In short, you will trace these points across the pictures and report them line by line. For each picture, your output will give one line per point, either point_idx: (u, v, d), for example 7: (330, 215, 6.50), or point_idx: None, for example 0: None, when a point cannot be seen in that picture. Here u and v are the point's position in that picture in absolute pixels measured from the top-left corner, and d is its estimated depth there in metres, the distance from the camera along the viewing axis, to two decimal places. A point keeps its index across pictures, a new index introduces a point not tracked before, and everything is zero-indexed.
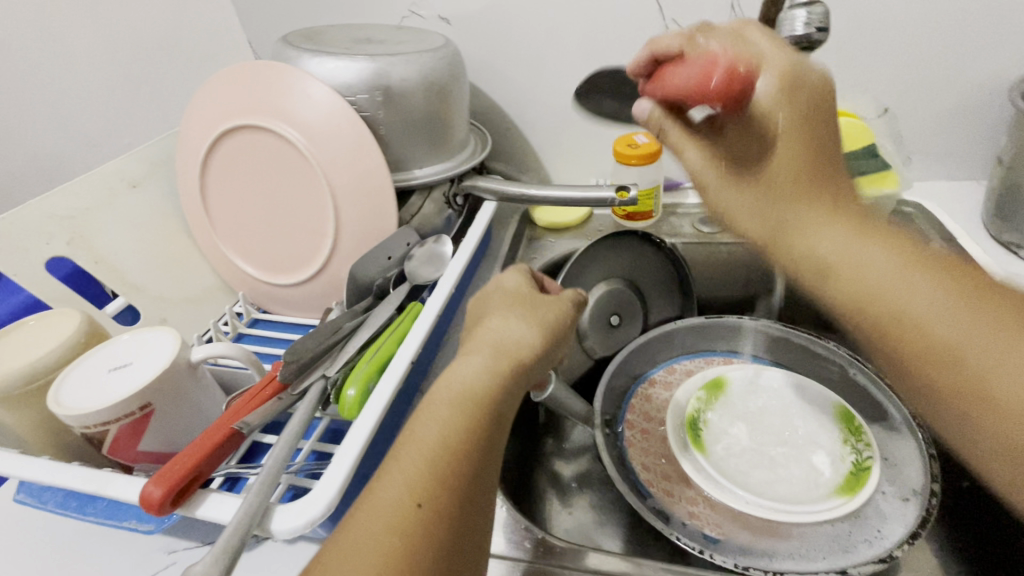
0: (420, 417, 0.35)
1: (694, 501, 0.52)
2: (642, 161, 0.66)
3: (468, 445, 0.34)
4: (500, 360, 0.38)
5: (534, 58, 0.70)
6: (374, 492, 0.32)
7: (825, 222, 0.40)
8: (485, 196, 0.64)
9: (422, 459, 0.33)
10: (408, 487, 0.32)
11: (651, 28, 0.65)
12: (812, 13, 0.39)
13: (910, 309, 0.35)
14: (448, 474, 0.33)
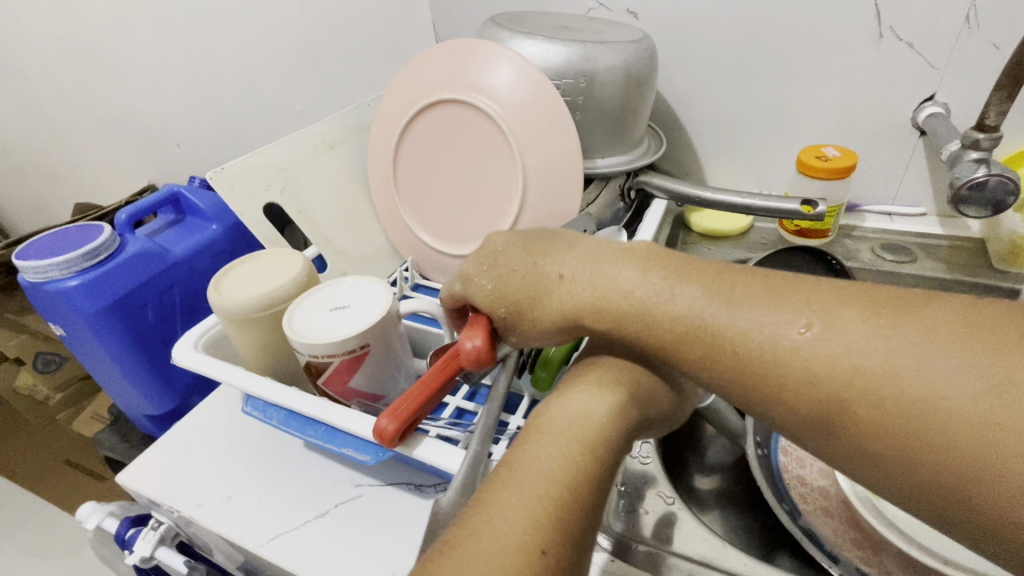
0: (528, 443, 0.31)
1: (861, 545, 0.46)
2: (831, 175, 0.61)
3: (581, 493, 0.29)
4: (622, 414, 0.33)
5: (720, 56, 0.68)
6: (485, 521, 0.28)
7: (618, 279, 0.34)
8: (657, 194, 0.64)
9: (545, 496, 0.28)
10: (530, 524, 0.27)
11: (860, 34, 0.61)
12: None
13: (769, 351, 0.29)
14: (565, 523, 0.28)
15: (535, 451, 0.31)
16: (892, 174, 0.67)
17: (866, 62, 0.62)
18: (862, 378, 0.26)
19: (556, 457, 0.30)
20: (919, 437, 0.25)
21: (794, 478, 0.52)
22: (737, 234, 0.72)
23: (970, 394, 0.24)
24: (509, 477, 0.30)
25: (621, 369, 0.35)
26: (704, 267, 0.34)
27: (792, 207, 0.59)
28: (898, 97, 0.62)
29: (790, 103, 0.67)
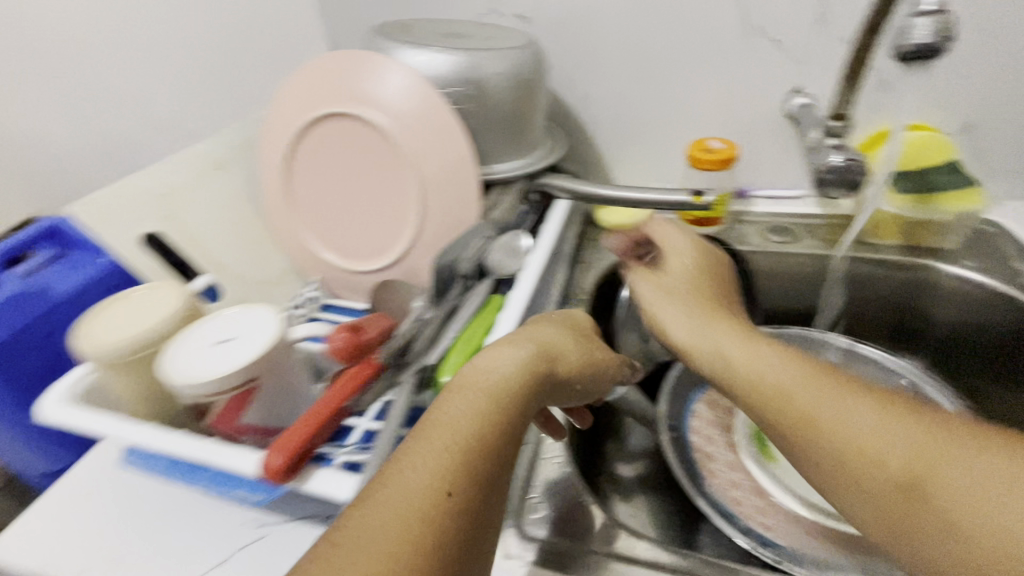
0: (451, 399, 0.34)
1: (762, 511, 0.50)
2: (715, 165, 0.65)
3: (489, 443, 0.32)
4: (533, 371, 0.37)
5: (609, 58, 0.70)
6: (398, 471, 0.30)
7: (742, 347, 0.40)
8: (559, 196, 0.65)
9: (456, 446, 0.31)
10: (437, 471, 0.29)
11: (731, 34, 0.65)
12: (938, 21, 0.38)
13: (814, 391, 0.34)
14: (476, 469, 0.30)
15: (451, 403, 0.33)
16: (772, 162, 0.72)
17: (739, 59, 0.66)
18: (880, 436, 0.31)
19: (470, 408, 0.33)
20: (943, 519, 0.28)
21: (702, 457, 0.56)
22: None
23: (974, 473, 0.28)
24: (429, 429, 0.32)
25: (541, 331, 0.40)
26: (806, 355, 0.38)
27: (681, 199, 0.64)
28: (770, 90, 0.67)
29: (677, 100, 0.71)
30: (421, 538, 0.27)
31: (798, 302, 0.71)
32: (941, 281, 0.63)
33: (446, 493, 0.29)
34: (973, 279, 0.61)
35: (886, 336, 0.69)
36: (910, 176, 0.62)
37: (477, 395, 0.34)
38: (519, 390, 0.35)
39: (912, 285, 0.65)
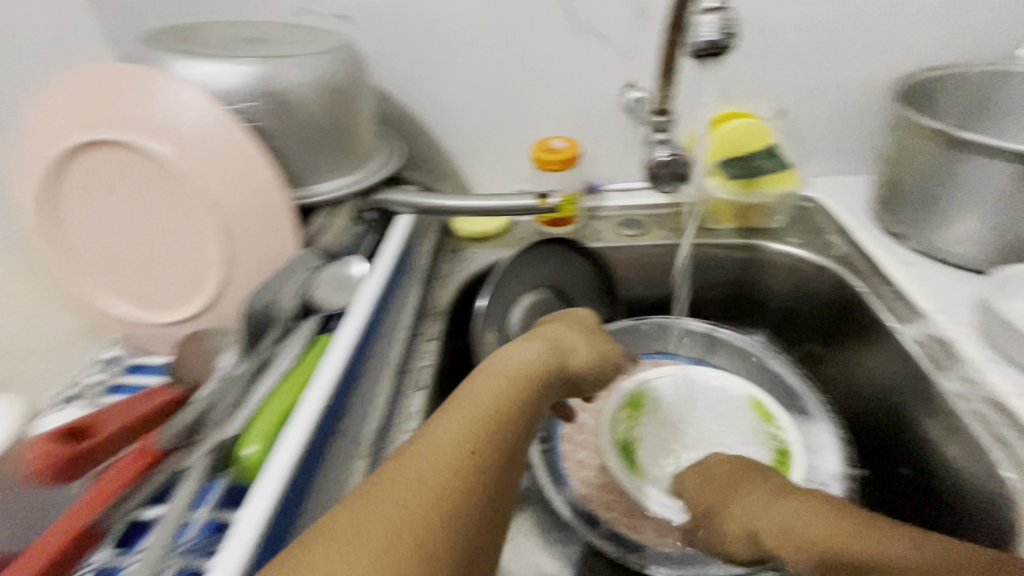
0: (477, 377, 0.36)
1: (630, 512, 0.50)
2: (558, 166, 0.64)
3: (509, 426, 0.33)
4: (548, 364, 0.39)
5: (443, 59, 0.66)
6: (430, 430, 0.31)
7: (784, 508, 0.39)
8: (402, 210, 0.61)
9: (479, 413, 0.33)
10: (462, 432, 0.31)
11: (560, 30, 0.64)
12: (722, 18, 0.39)
13: (808, 517, 0.38)
14: (498, 447, 0.32)
15: (479, 386, 0.35)
16: (618, 156, 0.73)
17: (572, 56, 0.66)
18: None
19: (495, 393, 0.35)
20: None
21: (573, 466, 0.55)
22: (499, 234, 0.72)
23: None
24: (462, 406, 0.33)
25: (555, 328, 0.43)
26: (826, 506, 0.39)
27: (528, 203, 0.62)
28: (605, 86, 0.67)
29: (519, 100, 0.69)
30: (444, 504, 0.28)
31: (655, 291, 0.73)
32: (772, 260, 0.67)
33: (469, 465, 0.30)
34: (798, 254, 0.65)
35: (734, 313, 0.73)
36: (738, 161, 0.65)
37: (501, 376, 0.36)
38: (534, 380, 0.38)
39: (750, 265, 0.69)
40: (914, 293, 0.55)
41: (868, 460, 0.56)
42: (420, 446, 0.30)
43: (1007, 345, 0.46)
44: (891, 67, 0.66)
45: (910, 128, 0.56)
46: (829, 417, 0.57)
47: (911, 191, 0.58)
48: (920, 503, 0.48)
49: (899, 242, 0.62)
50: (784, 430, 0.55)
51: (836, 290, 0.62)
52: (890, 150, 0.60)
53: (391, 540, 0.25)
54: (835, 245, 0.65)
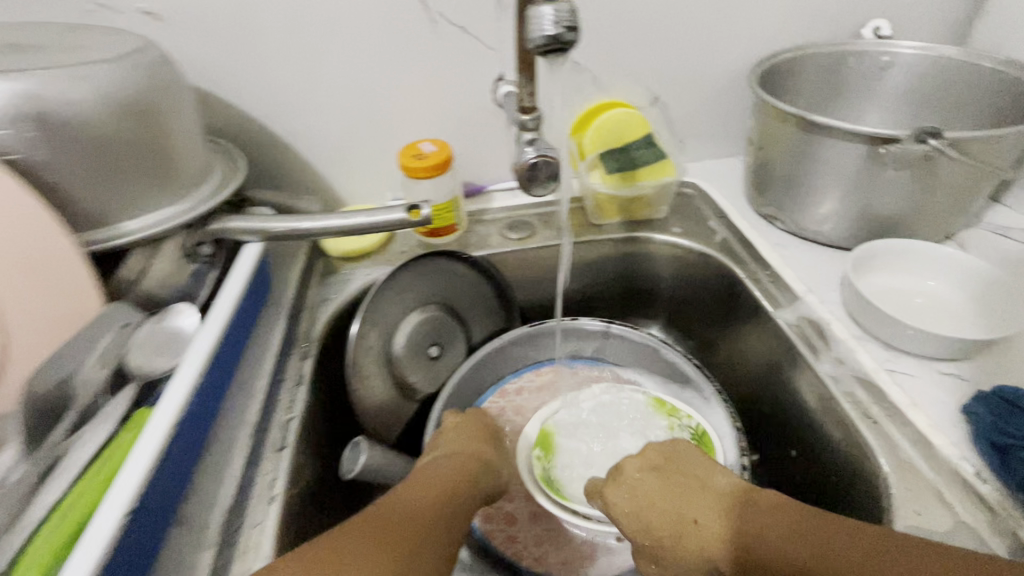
0: (425, 472, 0.47)
1: (539, 538, 0.50)
2: (430, 173, 0.58)
3: (446, 506, 0.43)
4: (476, 458, 0.49)
5: (285, 58, 0.58)
6: (391, 503, 0.42)
7: (725, 523, 0.39)
8: (249, 239, 0.53)
9: (431, 498, 0.43)
10: (418, 506, 0.42)
11: (413, 21, 0.58)
12: (560, 9, 0.35)
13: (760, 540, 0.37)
14: (439, 525, 0.41)
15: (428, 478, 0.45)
16: (498, 155, 0.69)
17: (432, 50, 0.60)
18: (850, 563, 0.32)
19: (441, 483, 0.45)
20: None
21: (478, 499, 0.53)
22: (377, 250, 0.65)
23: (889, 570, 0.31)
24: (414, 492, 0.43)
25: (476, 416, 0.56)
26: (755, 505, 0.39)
27: (398, 217, 0.56)
28: (473, 82, 0.63)
29: (381, 101, 0.63)
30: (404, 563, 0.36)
31: (550, 293, 0.70)
32: (659, 252, 0.67)
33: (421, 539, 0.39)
34: (681, 244, 0.65)
35: (629, 307, 0.73)
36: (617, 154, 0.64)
37: (441, 469, 0.47)
38: (465, 475, 0.47)
39: (638, 258, 0.68)
40: (787, 274, 0.56)
41: (759, 442, 0.57)
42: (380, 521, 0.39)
43: (870, 321, 0.48)
44: (753, 50, 0.67)
45: (770, 112, 0.56)
46: (722, 402, 0.56)
47: (777, 173, 0.59)
48: (808, 480, 0.49)
49: (772, 224, 0.64)
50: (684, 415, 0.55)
51: (718, 277, 0.62)
52: (755, 134, 0.60)
53: None
54: (715, 230, 0.65)
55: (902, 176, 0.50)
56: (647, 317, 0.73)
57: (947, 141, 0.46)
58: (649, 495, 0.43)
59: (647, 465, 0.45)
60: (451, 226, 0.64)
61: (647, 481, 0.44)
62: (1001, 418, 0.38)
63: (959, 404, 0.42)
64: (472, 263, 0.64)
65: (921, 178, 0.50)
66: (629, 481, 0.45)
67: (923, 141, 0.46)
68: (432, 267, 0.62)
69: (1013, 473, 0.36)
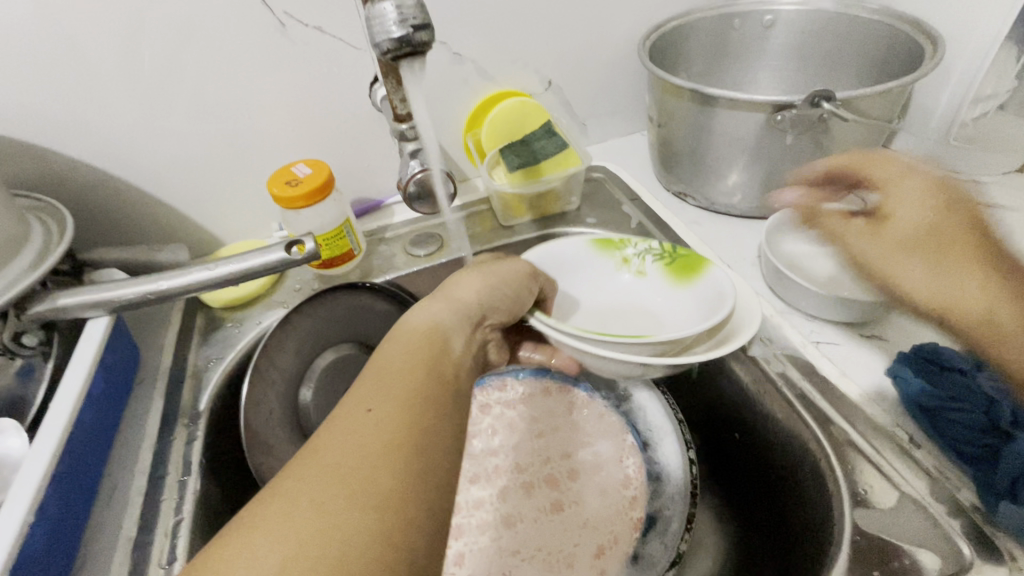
0: (385, 351, 0.33)
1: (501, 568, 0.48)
2: (309, 200, 0.51)
3: (421, 398, 0.30)
4: (447, 333, 0.35)
5: (105, 85, 0.49)
6: (353, 409, 0.29)
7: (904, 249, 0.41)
8: (92, 314, 0.44)
9: (405, 384, 0.30)
10: (371, 394, 0.29)
11: (258, 26, 0.50)
12: (403, 6, 0.29)
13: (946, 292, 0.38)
14: (411, 419, 0.28)
15: (388, 363, 0.32)
16: (388, 164, 0.62)
17: (290, 57, 0.52)
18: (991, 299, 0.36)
19: (407, 368, 0.31)
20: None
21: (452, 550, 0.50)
22: (264, 293, 0.57)
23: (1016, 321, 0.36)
24: (368, 394, 0.29)
25: (465, 284, 0.40)
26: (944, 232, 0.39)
27: (280, 257, 0.48)
28: (345, 88, 0.55)
29: (240, 122, 0.54)
30: (348, 511, 0.24)
31: None
32: None
33: (394, 471, 0.26)
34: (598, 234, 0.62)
35: None
36: (517, 148, 0.60)
37: (400, 351, 0.33)
38: (434, 357, 0.33)
39: None
40: (705, 254, 0.55)
41: (704, 436, 0.54)
42: (316, 452, 0.26)
43: (790, 294, 0.47)
44: (641, 21, 0.64)
45: (666, 87, 0.53)
46: (663, 398, 0.53)
47: (681, 150, 0.57)
48: (743, 461, 0.48)
49: (686, 201, 0.62)
50: (632, 243, 0.51)
51: None
52: (654, 111, 0.58)
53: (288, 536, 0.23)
54: (630, 215, 0.63)
55: (801, 141, 0.49)
56: None
57: (839, 102, 0.45)
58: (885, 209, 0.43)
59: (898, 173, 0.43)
60: (346, 252, 0.57)
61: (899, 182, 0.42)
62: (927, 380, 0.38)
63: (884, 367, 0.41)
64: (381, 291, 0.56)
65: (819, 141, 0.49)
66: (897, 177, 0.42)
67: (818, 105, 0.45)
68: (336, 305, 0.55)
69: (943, 435, 0.36)
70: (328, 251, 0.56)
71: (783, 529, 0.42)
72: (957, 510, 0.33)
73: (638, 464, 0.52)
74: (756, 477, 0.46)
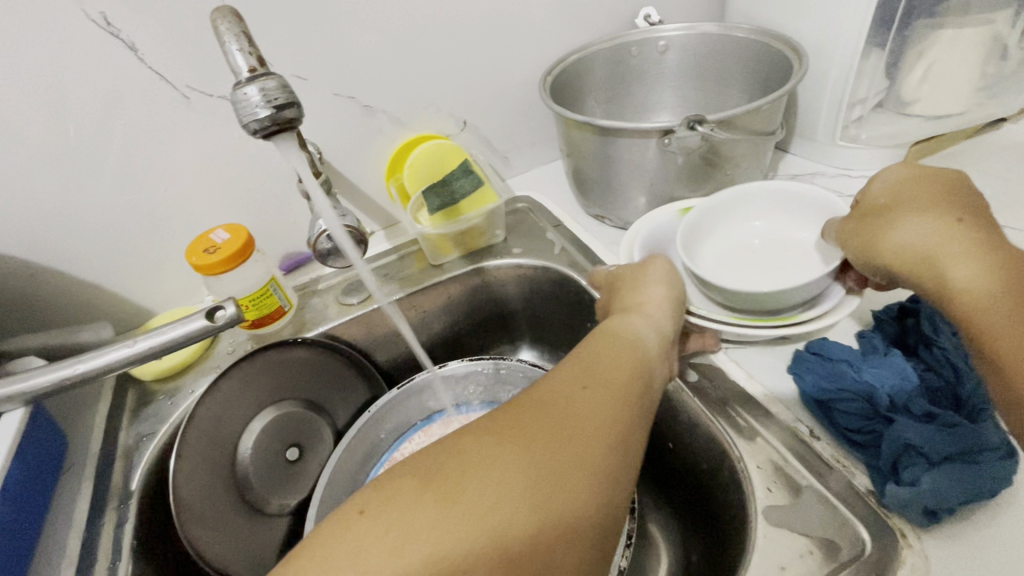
0: (597, 340, 0.38)
1: None
2: (227, 266, 0.51)
3: (626, 388, 0.33)
4: (649, 336, 0.39)
5: (7, 173, 0.49)
6: (569, 381, 0.33)
7: (914, 221, 0.38)
8: (6, 408, 0.43)
9: (613, 376, 0.34)
10: (580, 375, 0.34)
11: (160, 100, 0.50)
12: (266, 88, 0.31)
13: (938, 267, 0.36)
14: (618, 405, 0.32)
15: (597, 352, 0.36)
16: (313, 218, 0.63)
17: (198, 127, 0.53)
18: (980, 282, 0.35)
19: (615, 362, 0.35)
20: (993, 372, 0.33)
21: None
22: (197, 360, 0.57)
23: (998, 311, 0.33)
24: (581, 375, 0.34)
25: (654, 290, 0.43)
26: (962, 223, 0.37)
27: (201, 325, 0.47)
28: (258, 150, 0.57)
29: (156, 194, 0.55)
30: (565, 472, 0.28)
31: (409, 347, 0.65)
32: (505, 275, 0.65)
33: (601, 450, 0.29)
34: (525, 264, 0.64)
35: (496, 335, 0.70)
36: (437, 190, 0.62)
37: (606, 342, 0.37)
38: (641, 355, 0.36)
39: (488, 286, 0.66)
40: None
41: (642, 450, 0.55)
42: (544, 408, 0.31)
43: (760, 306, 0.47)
44: (544, 57, 0.68)
45: (566, 123, 0.55)
46: None
47: (589, 176, 0.59)
48: (677, 471, 0.49)
49: (606, 223, 0.65)
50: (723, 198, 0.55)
51: (567, 288, 0.62)
52: (563, 144, 0.60)
53: (513, 477, 0.28)
54: (553, 240, 0.65)
55: (690, 160, 0.53)
56: (517, 341, 0.71)
57: (714, 123, 0.49)
58: (896, 199, 0.40)
59: (918, 180, 0.41)
60: (276, 310, 0.57)
61: (923, 185, 0.40)
62: (818, 374, 0.40)
63: (786, 366, 0.44)
64: (316, 345, 0.57)
65: (710, 157, 0.53)
66: (921, 182, 0.40)
67: (694, 128, 0.49)
68: (272, 365, 0.55)
69: (837, 425, 0.38)
70: (255, 312, 0.56)
71: (717, 532, 0.43)
72: (854, 495, 0.35)
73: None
74: (688, 484, 0.48)
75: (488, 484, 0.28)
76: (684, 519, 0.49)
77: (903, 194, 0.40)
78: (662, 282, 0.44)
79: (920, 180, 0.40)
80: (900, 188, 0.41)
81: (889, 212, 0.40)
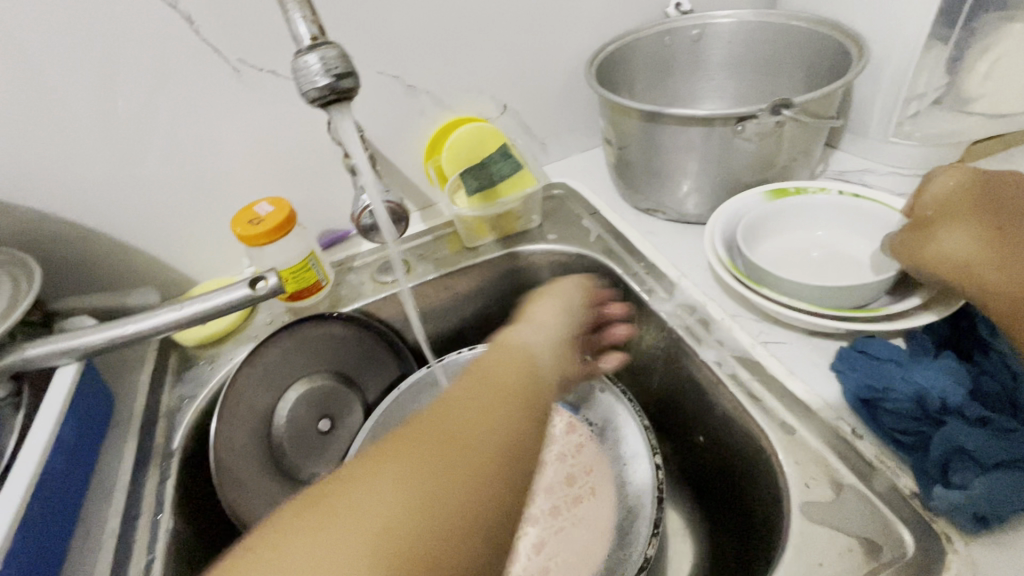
0: (491, 351, 0.34)
1: None
2: (270, 237, 0.52)
3: (517, 405, 0.30)
4: (548, 349, 0.36)
5: (67, 139, 0.51)
6: (455, 400, 0.30)
7: (950, 233, 0.38)
8: (61, 362, 0.45)
9: (503, 392, 0.31)
10: (467, 392, 0.31)
11: (212, 73, 0.52)
12: (326, 57, 0.31)
13: (974, 279, 0.36)
14: (502, 426, 0.29)
15: (485, 369, 0.32)
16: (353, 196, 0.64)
17: (247, 100, 0.54)
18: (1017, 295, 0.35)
19: (505, 375, 0.32)
20: None
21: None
22: (236, 329, 0.58)
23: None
24: (467, 391, 0.31)
25: (562, 304, 0.40)
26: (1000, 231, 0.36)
27: (243, 294, 0.48)
28: (303, 126, 0.58)
29: (205, 165, 0.56)
30: (447, 504, 0.25)
31: (440, 328, 0.66)
32: (539, 261, 0.65)
33: (489, 471, 0.27)
34: (561, 251, 0.64)
35: None
36: (476, 172, 0.62)
37: (496, 357, 0.34)
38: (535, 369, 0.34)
39: (523, 271, 0.66)
40: (661, 262, 0.56)
41: (672, 443, 0.55)
42: (428, 428, 0.28)
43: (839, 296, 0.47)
44: (589, 42, 0.67)
45: (613, 110, 0.54)
46: (631, 407, 0.53)
47: (633, 163, 0.58)
48: (708, 465, 0.49)
49: (645, 213, 0.64)
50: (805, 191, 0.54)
51: (602, 277, 0.62)
52: (611, 134, 0.58)
53: (386, 509, 0.24)
54: (590, 228, 0.65)
55: (756, 147, 0.52)
56: None
57: (797, 109, 0.48)
58: (937, 207, 0.40)
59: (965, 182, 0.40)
60: (314, 284, 0.58)
61: (968, 189, 0.39)
62: (863, 372, 0.39)
63: (829, 363, 0.43)
64: (352, 320, 0.58)
65: (764, 145, 0.52)
66: (966, 186, 0.39)
67: (778, 113, 0.48)
68: (309, 337, 0.57)
69: (882, 425, 0.37)
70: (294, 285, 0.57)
71: (750, 528, 0.43)
72: (897, 496, 0.35)
73: (608, 475, 0.52)
74: (719, 477, 0.47)
75: (377, 507, 0.24)
76: (713, 513, 0.48)
77: (944, 200, 0.40)
78: (570, 298, 0.40)
79: (966, 182, 0.39)
80: (943, 191, 0.40)
81: (929, 223, 0.40)
